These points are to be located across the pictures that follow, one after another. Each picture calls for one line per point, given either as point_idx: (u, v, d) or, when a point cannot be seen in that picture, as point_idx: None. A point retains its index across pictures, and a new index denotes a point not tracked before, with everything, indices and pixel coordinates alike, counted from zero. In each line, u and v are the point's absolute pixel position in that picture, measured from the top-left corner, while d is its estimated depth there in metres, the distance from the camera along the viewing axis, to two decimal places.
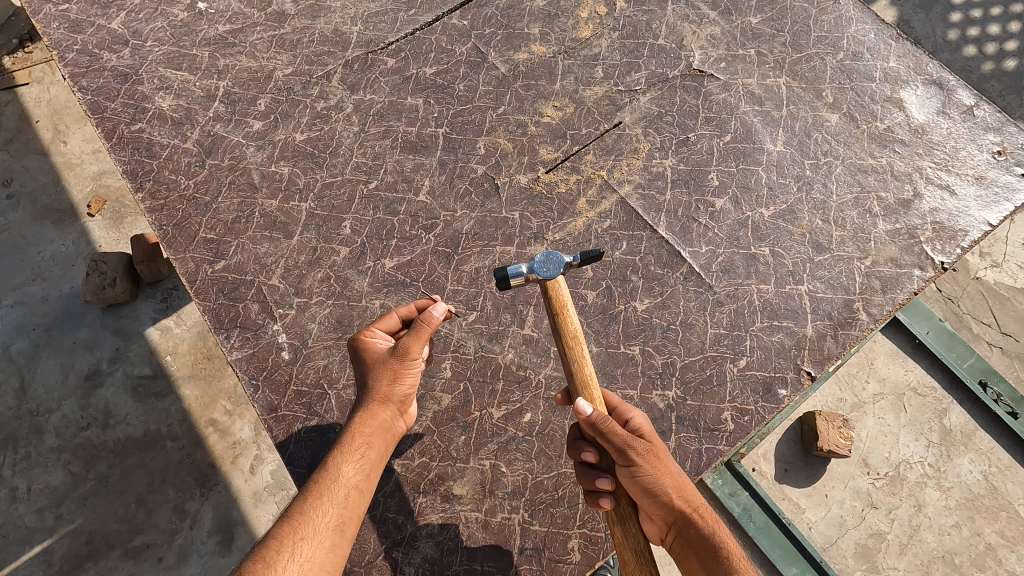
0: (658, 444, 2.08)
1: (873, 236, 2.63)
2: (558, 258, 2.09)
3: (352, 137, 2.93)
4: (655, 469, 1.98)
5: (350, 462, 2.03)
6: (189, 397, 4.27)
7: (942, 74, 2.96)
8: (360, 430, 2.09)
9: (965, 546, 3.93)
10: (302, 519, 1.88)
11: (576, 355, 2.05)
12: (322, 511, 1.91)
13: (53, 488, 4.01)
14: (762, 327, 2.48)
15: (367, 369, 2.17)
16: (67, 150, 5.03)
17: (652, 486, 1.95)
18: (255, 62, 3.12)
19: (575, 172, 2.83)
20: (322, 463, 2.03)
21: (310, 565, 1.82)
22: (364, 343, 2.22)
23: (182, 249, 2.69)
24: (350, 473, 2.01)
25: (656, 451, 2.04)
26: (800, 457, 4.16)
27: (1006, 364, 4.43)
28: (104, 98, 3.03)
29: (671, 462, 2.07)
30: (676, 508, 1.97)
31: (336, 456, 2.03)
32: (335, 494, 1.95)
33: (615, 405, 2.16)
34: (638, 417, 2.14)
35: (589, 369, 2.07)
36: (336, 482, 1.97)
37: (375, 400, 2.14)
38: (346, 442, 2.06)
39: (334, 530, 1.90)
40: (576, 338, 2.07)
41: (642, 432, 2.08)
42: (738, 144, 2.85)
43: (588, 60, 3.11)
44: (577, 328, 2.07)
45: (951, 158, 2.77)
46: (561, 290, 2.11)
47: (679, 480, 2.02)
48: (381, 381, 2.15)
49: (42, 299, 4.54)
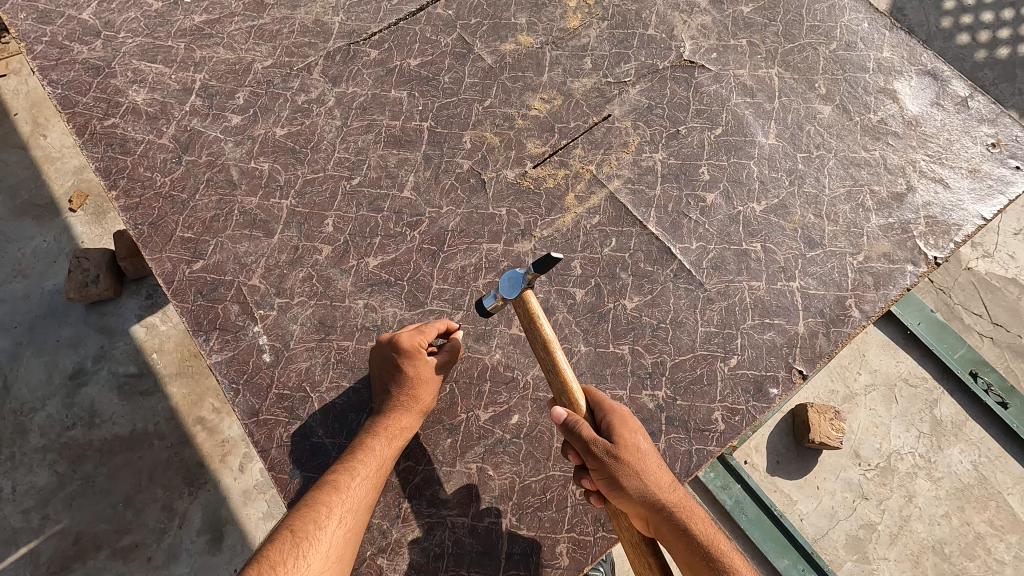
0: (637, 439, 2.05)
1: (866, 230, 2.59)
2: (513, 278, 2.01)
3: (335, 131, 2.85)
4: (627, 470, 1.97)
5: (390, 451, 2.16)
6: (176, 395, 4.20)
7: (936, 64, 2.91)
8: (404, 434, 2.21)
9: (954, 536, 3.94)
10: (348, 493, 2.03)
11: (551, 363, 2.05)
12: (364, 489, 2.07)
13: (39, 488, 3.95)
14: (753, 325, 2.44)
15: (411, 371, 2.22)
16: (46, 143, 4.90)
17: (622, 488, 1.96)
18: (233, 54, 3.03)
19: (563, 166, 2.77)
20: (363, 443, 2.15)
21: (352, 536, 2.00)
22: (409, 344, 2.23)
23: (159, 249, 2.62)
24: (388, 459, 2.16)
25: (632, 449, 2.02)
26: (792, 449, 4.15)
27: (996, 354, 4.43)
28: (75, 92, 2.93)
29: (649, 458, 2.04)
30: (648, 508, 1.97)
31: (379, 440, 2.16)
32: (376, 476, 2.11)
33: (598, 400, 2.12)
34: (622, 411, 2.10)
35: (566, 374, 2.06)
36: (378, 465, 2.12)
37: (415, 400, 2.23)
38: (387, 431, 2.18)
39: (370, 507, 2.09)
40: (550, 345, 2.05)
41: (623, 429, 2.04)
42: (729, 137, 2.79)
43: (576, 51, 3.03)
44: (548, 337, 2.05)
45: (945, 150, 2.73)
46: (529, 299, 2.07)
47: (652, 479, 2.00)
48: (426, 386, 2.25)
49: (24, 296, 4.44)
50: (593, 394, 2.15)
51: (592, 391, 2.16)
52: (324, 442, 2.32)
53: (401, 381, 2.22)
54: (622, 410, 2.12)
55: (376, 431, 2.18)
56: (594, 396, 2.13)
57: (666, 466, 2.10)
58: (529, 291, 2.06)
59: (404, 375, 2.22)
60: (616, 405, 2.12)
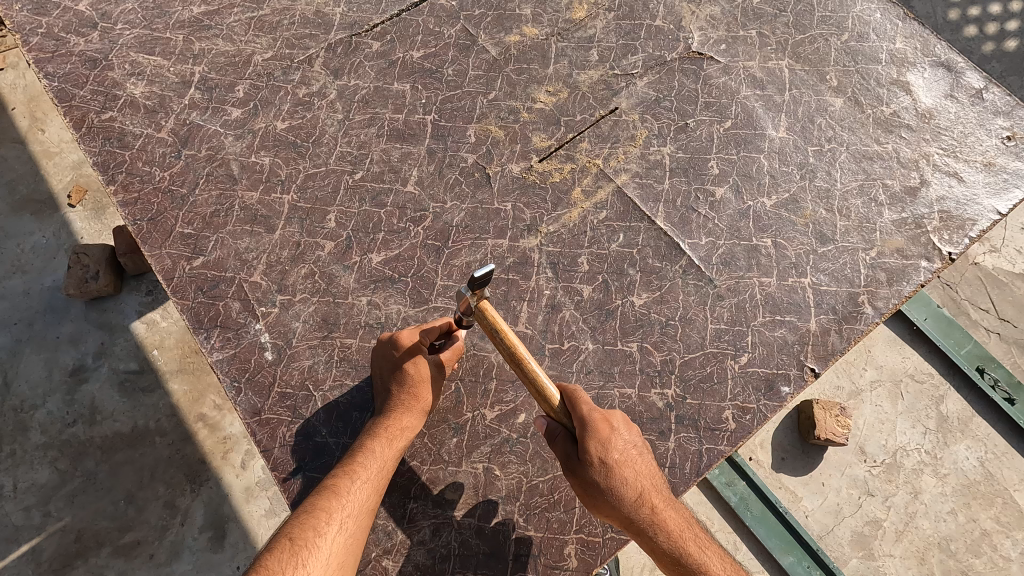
0: (606, 452, 2.01)
1: (879, 225, 2.54)
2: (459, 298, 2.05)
3: (337, 125, 2.80)
4: (589, 483, 2.01)
5: (391, 453, 2.12)
6: (177, 392, 4.16)
7: (950, 56, 2.86)
8: (405, 434, 2.16)
9: (960, 533, 3.90)
10: (349, 497, 1.99)
11: (523, 370, 2.00)
12: (365, 493, 2.03)
13: (40, 486, 3.91)
14: (763, 322, 2.39)
15: (412, 368, 2.19)
16: (45, 138, 4.85)
17: (585, 497, 2.04)
18: (232, 46, 2.97)
19: (569, 160, 2.71)
20: (363, 445, 2.11)
21: (353, 542, 1.96)
22: (409, 341, 2.21)
23: (158, 245, 2.57)
24: (389, 461, 2.11)
25: (599, 463, 2.00)
26: (797, 446, 4.10)
27: (1003, 349, 4.38)
28: (72, 85, 2.87)
29: (617, 471, 2.00)
30: (611, 517, 2.03)
31: (379, 442, 2.12)
32: (377, 480, 2.07)
33: (574, 403, 2.06)
34: (596, 420, 2.03)
35: (538, 382, 2.01)
36: (379, 468, 2.08)
37: (417, 399, 2.19)
38: (388, 432, 2.14)
39: (372, 511, 2.05)
40: (515, 352, 2.00)
41: (591, 442, 2.00)
42: (739, 130, 2.73)
43: (582, 43, 2.97)
44: (510, 343, 1.99)
45: (959, 144, 2.67)
46: (486, 308, 2.04)
47: (617, 494, 1.99)
48: (428, 385, 2.21)
49: (23, 293, 4.39)
50: (572, 394, 2.08)
51: (573, 392, 2.09)
52: (328, 442, 2.28)
53: (401, 379, 2.18)
54: (598, 417, 2.04)
55: (376, 432, 2.14)
56: (573, 398, 2.07)
57: (643, 473, 2.05)
58: (483, 301, 2.04)
59: (404, 372, 2.18)
60: (591, 411, 2.04)
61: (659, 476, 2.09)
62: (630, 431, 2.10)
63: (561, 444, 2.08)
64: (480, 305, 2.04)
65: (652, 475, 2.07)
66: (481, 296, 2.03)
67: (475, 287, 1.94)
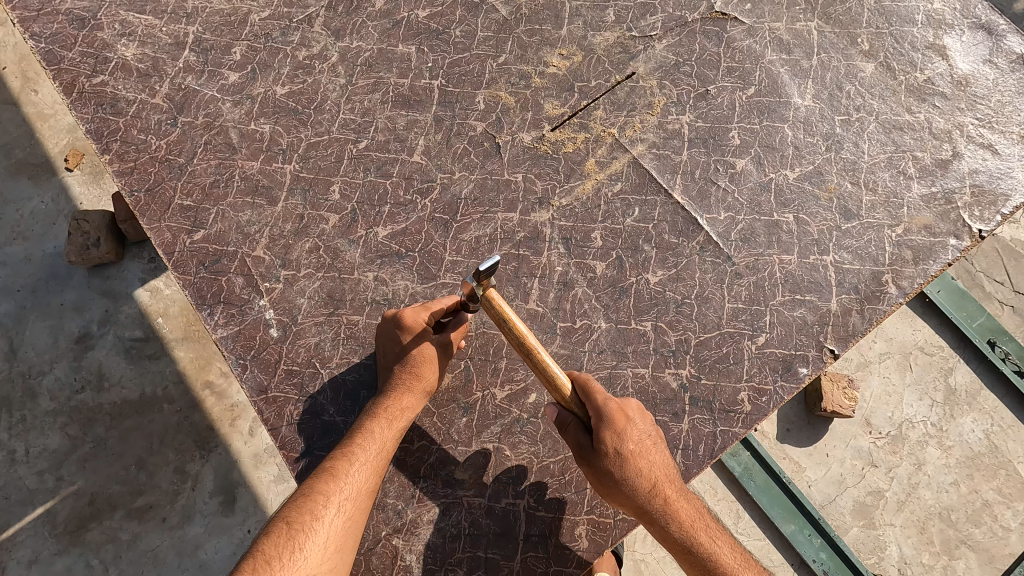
0: (620, 442, 1.98)
1: (906, 200, 2.43)
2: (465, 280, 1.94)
3: (339, 90, 2.66)
4: (603, 472, 1.99)
5: (390, 434, 2.09)
6: (183, 359, 4.11)
7: (991, 18, 2.69)
8: (394, 413, 2.11)
9: (962, 503, 3.82)
10: (346, 480, 1.97)
11: (532, 360, 1.94)
12: (363, 475, 2.01)
13: (51, 451, 3.89)
14: (783, 301, 2.32)
15: (414, 349, 2.14)
16: (38, 99, 4.69)
17: (598, 485, 2.03)
18: (227, 5, 2.81)
19: (583, 129, 2.59)
20: (362, 427, 2.08)
21: (351, 525, 1.95)
22: (413, 321, 2.15)
23: (157, 218, 2.49)
24: (388, 443, 2.08)
25: (613, 454, 1.98)
26: (803, 417, 4.01)
27: (1016, 322, 4.24)
28: (59, 46, 2.73)
29: (632, 461, 1.99)
30: (623, 505, 2.02)
31: (378, 424, 2.08)
32: (376, 462, 2.05)
33: (590, 394, 2.03)
34: (611, 410, 2.00)
35: (552, 374, 1.96)
36: (378, 449, 2.06)
37: (417, 378, 2.14)
38: (387, 413, 2.10)
39: (371, 492, 2.04)
40: (524, 341, 1.94)
41: (606, 431, 1.98)
42: (762, 98, 2.59)
43: (598, 2, 2.80)
44: (519, 333, 1.92)
45: (996, 114, 2.53)
46: (492, 297, 1.95)
47: (630, 483, 1.98)
48: (431, 364, 2.16)
49: (25, 259, 4.30)
50: (587, 386, 2.05)
51: (587, 384, 2.05)
52: (336, 420, 2.25)
53: (402, 359, 2.15)
54: (614, 407, 2.01)
55: (375, 413, 2.11)
56: (588, 389, 2.04)
57: (657, 463, 2.02)
58: (490, 289, 1.95)
59: (405, 353, 2.15)
60: (606, 401, 2.01)
61: (673, 465, 2.07)
62: (645, 420, 2.06)
63: (574, 433, 2.05)
64: (488, 295, 1.95)
65: (666, 465, 2.04)
66: (487, 284, 1.94)
67: (482, 277, 1.86)
